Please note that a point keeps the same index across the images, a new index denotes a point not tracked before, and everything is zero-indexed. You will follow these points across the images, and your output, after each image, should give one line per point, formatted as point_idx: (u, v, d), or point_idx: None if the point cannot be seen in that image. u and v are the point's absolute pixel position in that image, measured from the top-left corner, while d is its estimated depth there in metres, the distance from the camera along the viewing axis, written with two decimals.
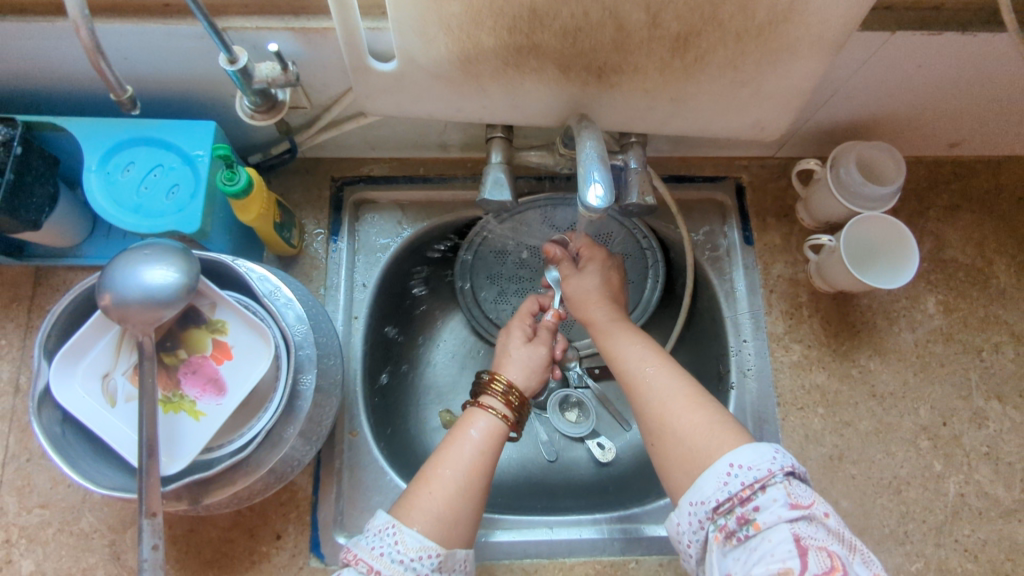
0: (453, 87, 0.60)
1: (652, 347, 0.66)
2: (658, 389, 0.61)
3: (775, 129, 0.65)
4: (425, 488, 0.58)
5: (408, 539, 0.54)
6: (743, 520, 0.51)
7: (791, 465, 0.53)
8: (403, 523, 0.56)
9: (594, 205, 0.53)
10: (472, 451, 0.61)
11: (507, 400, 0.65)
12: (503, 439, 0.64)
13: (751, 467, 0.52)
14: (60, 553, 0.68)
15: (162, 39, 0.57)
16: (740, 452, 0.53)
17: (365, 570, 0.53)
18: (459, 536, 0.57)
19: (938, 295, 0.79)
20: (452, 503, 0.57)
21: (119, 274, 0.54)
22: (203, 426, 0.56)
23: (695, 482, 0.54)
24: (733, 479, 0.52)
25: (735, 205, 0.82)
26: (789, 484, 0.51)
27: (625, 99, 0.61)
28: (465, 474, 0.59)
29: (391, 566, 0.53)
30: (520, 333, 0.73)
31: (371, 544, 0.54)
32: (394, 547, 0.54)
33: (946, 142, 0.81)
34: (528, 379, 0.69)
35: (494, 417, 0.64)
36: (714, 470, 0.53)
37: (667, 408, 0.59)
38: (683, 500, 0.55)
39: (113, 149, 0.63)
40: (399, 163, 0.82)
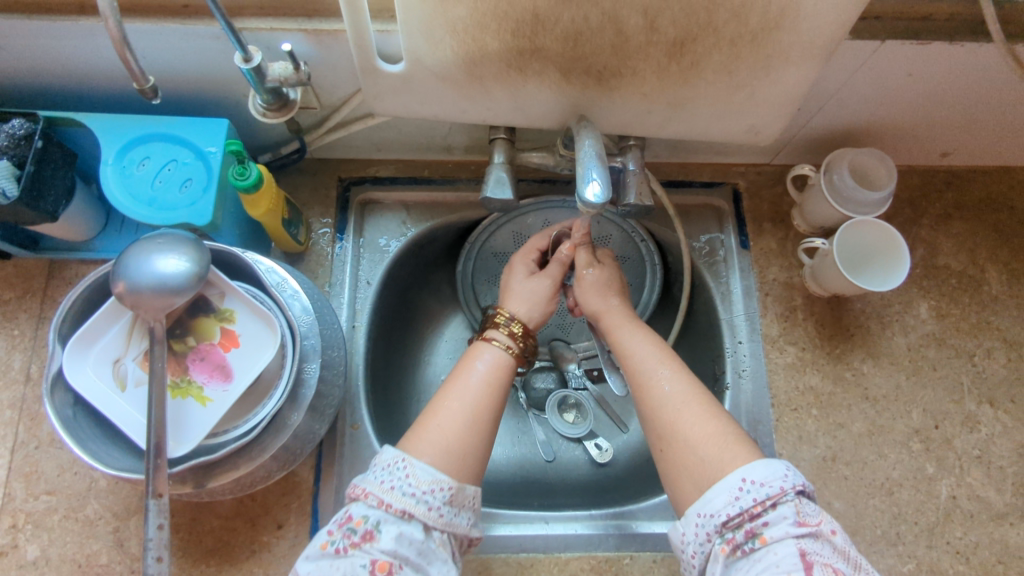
0: (458, 88, 0.63)
1: (664, 349, 0.65)
2: (669, 397, 0.60)
3: (769, 134, 0.67)
4: (432, 421, 0.59)
5: (419, 473, 0.55)
6: (749, 533, 0.51)
7: (802, 484, 0.53)
8: (412, 456, 0.57)
9: (591, 201, 0.55)
10: (477, 383, 0.63)
11: (510, 333, 0.67)
12: (509, 370, 0.65)
13: (764, 484, 0.52)
14: (65, 539, 0.69)
15: (181, 38, 0.59)
16: (753, 467, 0.53)
17: (375, 504, 0.54)
18: (468, 470, 0.58)
19: (930, 301, 0.81)
20: (462, 436, 0.59)
21: (133, 262, 0.56)
22: (210, 411, 0.57)
23: (705, 494, 0.54)
24: (746, 495, 0.52)
25: (732, 210, 0.84)
26: (800, 503, 0.52)
27: (624, 103, 0.63)
28: (472, 405, 0.61)
29: (402, 499, 0.54)
30: (522, 268, 0.74)
31: (380, 478, 0.55)
32: (405, 480, 0.55)
33: (938, 151, 0.83)
34: (533, 312, 0.71)
35: (499, 349, 0.66)
36: (726, 483, 0.53)
37: (680, 415, 0.59)
38: (690, 510, 0.54)
39: (130, 144, 0.66)
40: (404, 165, 0.84)
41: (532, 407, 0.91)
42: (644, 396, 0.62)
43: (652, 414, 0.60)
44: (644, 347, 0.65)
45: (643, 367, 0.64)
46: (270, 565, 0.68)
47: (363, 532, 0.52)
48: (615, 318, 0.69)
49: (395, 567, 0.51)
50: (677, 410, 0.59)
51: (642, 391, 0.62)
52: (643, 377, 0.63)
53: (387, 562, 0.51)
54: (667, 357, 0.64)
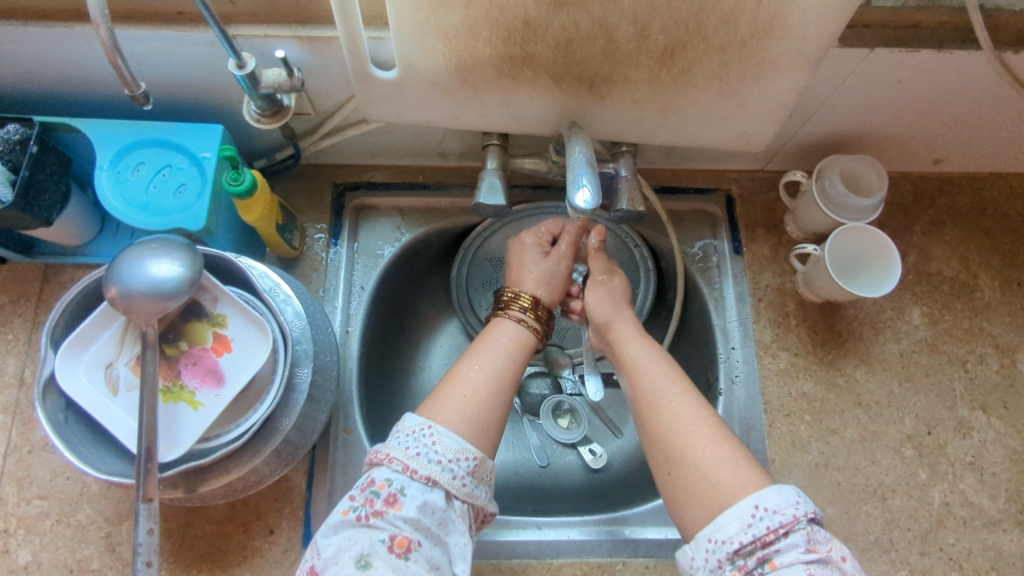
0: (451, 95, 0.63)
1: (674, 368, 0.65)
2: (680, 418, 0.60)
3: (760, 140, 0.68)
4: (458, 389, 0.60)
5: (445, 441, 0.56)
6: (760, 560, 0.50)
7: (813, 512, 0.52)
8: (438, 424, 0.57)
9: (581, 207, 0.55)
10: (502, 354, 0.64)
11: (533, 314, 0.69)
12: (529, 348, 0.67)
13: (777, 511, 0.51)
14: (57, 544, 0.69)
15: (175, 45, 0.60)
16: (765, 493, 0.52)
17: (400, 469, 0.54)
18: (487, 442, 0.59)
19: (923, 307, 0.81)
20: (486, 406, 0.60)
21: (126, 267, 0.57)
22: (201, 416, 0.57)
23: (716, 520, 0.53)
24: (758, 522, 0.51)
25: (725, 216, 0.84)
26: (811, 530, 0.51)
27: (616, 109, 0.64)
28: (495, 377, 0.62)
29: (427, 466, 0.54)
30: (536, 249, 0.75)
31: (404, 445, 0.55)
32: (430, 447, 0.55)
33: (930, 158, 0.83)
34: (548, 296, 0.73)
35: (522, 326, 0.67)
36: (738, 509, 0.52)
37: (690, 437, 0.58)
38: (701, 535, 0.53)
39: (124, 150, 0.66)
40: (399, 171, 0.84)
41: (526, 412, 0.91)
42: (653, 416, 0.61)
43: (659, 434, 0.60)
44: (652, 366, 0.65)
45: (654, 389, 0.63)
46: (262, 571, 0.68)
47: (386, 497, 0.52)
48: (624, 330, 0.70)
49: (414, 542, 0.51)
50: (686, 431, 0.59)
51: (652, 411, 0.61)
52: (653, 398, 0.62)
53: (405, 538, 0.51)
54: (676, 377, 0.63)
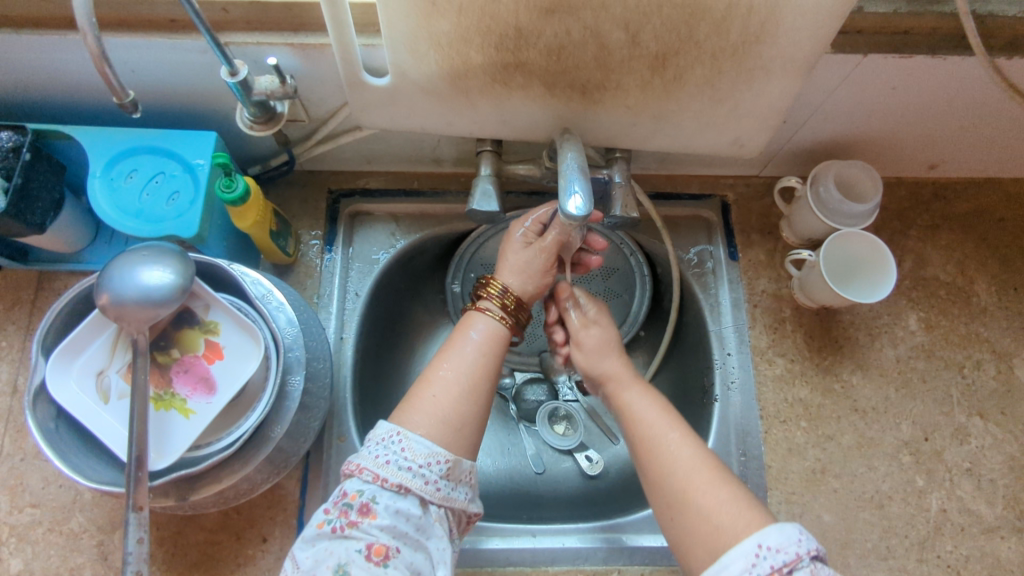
0: (444, 102, 0.63)
1: (670, 413, 0.63)
2: (679, 461, 0.58)
3: (754, 146, 0.68)
4: (427, 391, 0.59)
5: (414, 446, 0.55)
6: None
7: (817, 549, 0.50)
8: (407, 430, 0.56)
9: (573, 213, 0.55)
10: (472, 352, 0.62)
11: (502, 304, 0.65)
12: (503, 342, 0.65)
13: (780, 550, 0.49)
14: (49, 553, 0.69)
15: (169, 52, 0.60)
16: (767, 531, 0.50)
17: (371, 479, 0.53)
18: (466, 444, 0.58)
19: (919, 313, 0.80)
20: (459, 405, 0.59)
21: (117, 274, 0.56)
22: (192, 424, 0.57)
23: (719, 561, 0.51)
24: (763, 561, 0.49)
25: (720, 221, 0.84)
26: (814, 567, 0.49)
27: (609, 116, 0.64)
28: (466, 375, 0.60)
29: (398, 473, 0.54)
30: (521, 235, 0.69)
31: (375, 453, 0.55)
32: (400, 454, 0.54)
33: (925, 163, 0.83)
34: (525, 285, 0.68)
35: (492, 320, 0.65)
36: (742, 550, 0.50)
37: (690, 480, 0.56)
38: None
39: (118, 157, 0.66)
40: (394, 177, 0.84)
41: (523, 419, 0.91)
42: (652, 460, 0.59)
43: (659, 478, 0.58)
44: (651, 409, 0.63)
45: (653, 433, 0.61)
46: None
47: (359, 507, 0.52)
48: (623, 381, 0.67)
49: (392, 549, 0.51)
50: (685, 474, 0.57)
51: (651, 456, 0.59)
52: (651, 443, 0.60)
53: (383, 546, 0.51)
54: (674, 421, 0.62)
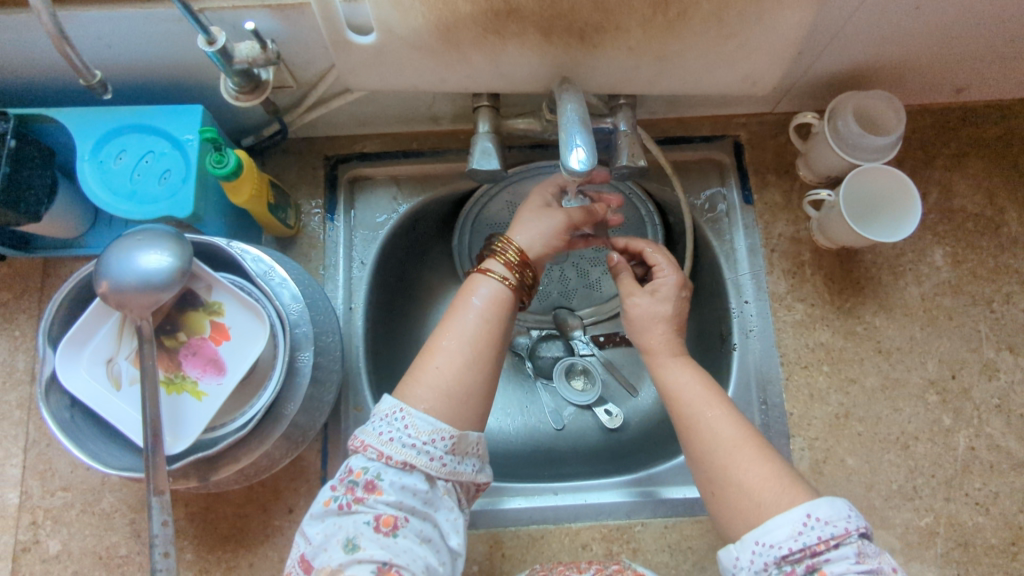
0: (435, 57, 0.60)
1: (714, 389, 0.61)
2: (720, 439, 0.57)
3: (767, 82, 0.64)
4: (430, 362, 0.58)
5: (418, 424, 0.54)
6: (810, 568, 0.48)
7: (865, 527, 0.51)
8: (410, 406, 0.55)
9: (576, 168, 0.52)
10: (475, 319, 0.60)
11: (508, 262, 0.63)
12: (507, 305, 0.62)
13: (829, 522, 0.49)
14: (84, 533, 0.71)
15: (142, 23, 0.56)
16: (818, 504, 0.50)
17: (376, 456, 0.53)
18: (469, 416, 0.57)
19: (946, 247, 0.77)
20: (461, 375, 0.57)
21: (114, 261, 0.55)
22: (206, 406, 0.57)
23: (764, 524, 0.51)
24: (809, 530, 0.49)
25: (734, 163, 0.80)
26: (862, 543, 0.49)
27: (611, 60, 0.60)
28: (469, 342, 0.59)
29: (402, 451, 0.53)
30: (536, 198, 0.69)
31: (378, 430, 0.54)
32: (403, 432, 0.54)
33: (952, 87, 0.78)
34: (534, 243, 0.65)
35: (497, 282, 0.62)
36: (789, 516, 0.50)
37: (733, 460, 0.55)
38: (747, 537, 0.51)
39: (105, 137, 0.64)
40: (391, 139, 0.81)
41: (539, 376, 0.90)
42: (691, 439, 0.58)
43: (700, 456, 0.57)
44: (691, 385, 0.61)
45: (690, 409, 0.59)
46: (285, 549, 0.69)
47: (365, 484, 0.52)
48: (659, 357, 0.64)
49: (400, 519, 0.51)
50: (730, 455, 0.55)
51: (689, 434, 0.58)
52: (690, 420, 0.59)
53: (391, 517, 0.51)
54: (714, 398, 0.60)
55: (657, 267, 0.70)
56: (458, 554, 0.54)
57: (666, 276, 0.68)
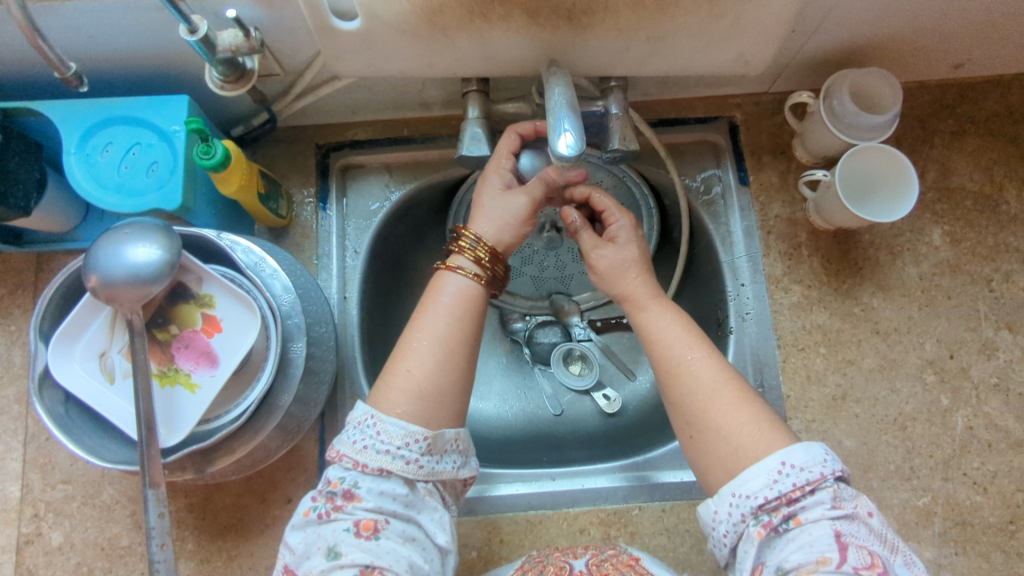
0: (421, 42, 0.59)
1: (694, 331, 0.60)
2: (700, 382, 0.56)
3: (760, 61, 0.63)
4: (402, 364, 0.57)
5: (390, 428, 0.54)
6: (786, 516, 0.49)
7: (841, 470, 0.50)
8: (382, 411, 0.55)
9: (564, 153, 0.52)
10: (444, 318, 0.59)
11: (476, 259, 0.61)
12: (478, 301, 0.61)
13: (804, 469, 0.49)
14: (86, 525, 0.71)
15: (122, 13, 0.55)
16: (792, 451, 0.50)
17: (351, 465, 0.53)
18: (446, 414, 0.57)
19: (944, 226, 0.76)
20: (435, 378, 0.57)
21: (103, 254, 0.55)
22: (200, 398, 0.57)
23: (741, 474, 0.51)
24: (784, 478, 0.49)
25: (729, 144, 0.79)
26: (837, 487, 0.49)
27: (600, 42, 0.59)
28: (441, 343, 0.58)
29: (377, 458, 0.53)
30: (497, 179, 0.65)
31: (352, 439, 0.54)
32: (376, 438, 0.53)
33: (951, 63, 0.76)
34: (502, 234, 0.63)
35: (465, 278, 0.61)
36: (764, 465, 0.50)
37: (712, 402, 0.55)
38: (724, 489, 0.51)
39: (91, 129, 0.63)
40: (382, 126, 0.80)
41: (537, 362, 0.90)
42: (675, 382, 0.57)
43: (677, 398, 0.57)
44: None
45: (670, 352, 0.58)
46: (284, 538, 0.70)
47: (343, 493, 0.52)
48: (638, 300, 0.63)
49: (380, 521, 0.52)
50: (710, 399, 0.55)
51: (672, 378, 0.57)
52: (671, 365, 0.58)
53: (371, 520, 0.51)
54: (694, 340, 0.59)
55: (606, 213, 0.67)
56: (448, 550, 0.55)
57: (619, 220, 0.67)
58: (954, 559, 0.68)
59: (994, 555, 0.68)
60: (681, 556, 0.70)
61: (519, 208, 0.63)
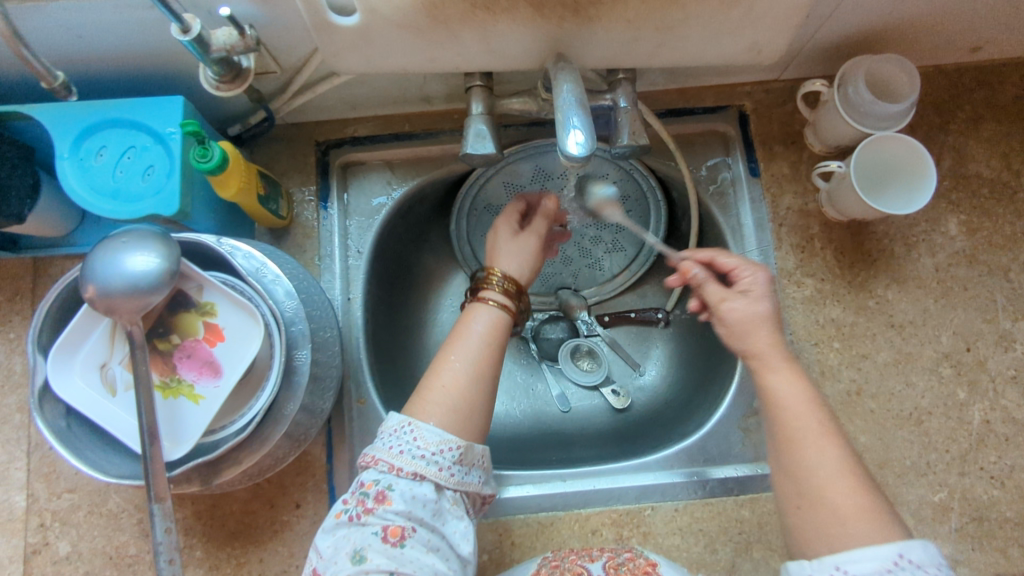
0: (423, 36, 0.57)
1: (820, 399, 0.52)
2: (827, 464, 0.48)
3: (772, 51, 0.61)
4: (435, 381, 0.57)
5: (426, 435, 0.54)
6: None
7: None
8: (418, 419, 0.55)
9: (574, 152, 0.50)
10: (477, 343, 0.60)
11: (504, 291, 0.65)
12: (506, 329, 0.63)
13: (920, 567, 0.44)
14: (93, 533, 0.70)
15: (112, 12, 0.53)
16: (911, 545, 0.45)
17: (386, 469, 0.53)
18: (474, 427, 0.57)
19: (960, 216, 0.74)
20: (466, 394, 0.57)
21: (99, 264, 0.53)
22: (203, 409, 0.56)
23: (847, 550, 0.46)
24: (899, 571, 0.44)
25: (739, 134, 0.77)
26: None
27: (607, 33, 0.57)
28: (473, 364, 0.59)
29: (412, 462, 0.53)
30: (507, 229, 0.72)
31: (388, 444, 0.54)
32: (412, 443, 0.53)
33: (968, 46, 0.74)
34: (523, 268, 0.69)
35: (496, 309, 0.63)
36: (879, 551, 0.45)
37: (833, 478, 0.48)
38: (825, 560, 0.46)
39: (83, 133, 0.61)
40: (383, 122, 0.78)
41: (544, 358, 0.88)
42: (793, 456, 0.50)
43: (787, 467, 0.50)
44: None
45: (797, 424, 0.51)
46: (294, 543, 0.69)
47: (376, 495, 0.51)
48: (770, 360, 0.53)
49: (408, 530, 0.50)
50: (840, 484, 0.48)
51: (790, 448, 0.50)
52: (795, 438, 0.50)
53: (399, 527, 0.50)
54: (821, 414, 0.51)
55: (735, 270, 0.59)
56: (469, 562, 0.54)
57: (752, 274, 0.58)
58: (971, 555, 0.67)
59: (1011, 550, 0.67)
60: (695, 556, 0.69)
61: (532, 247, 0.70)
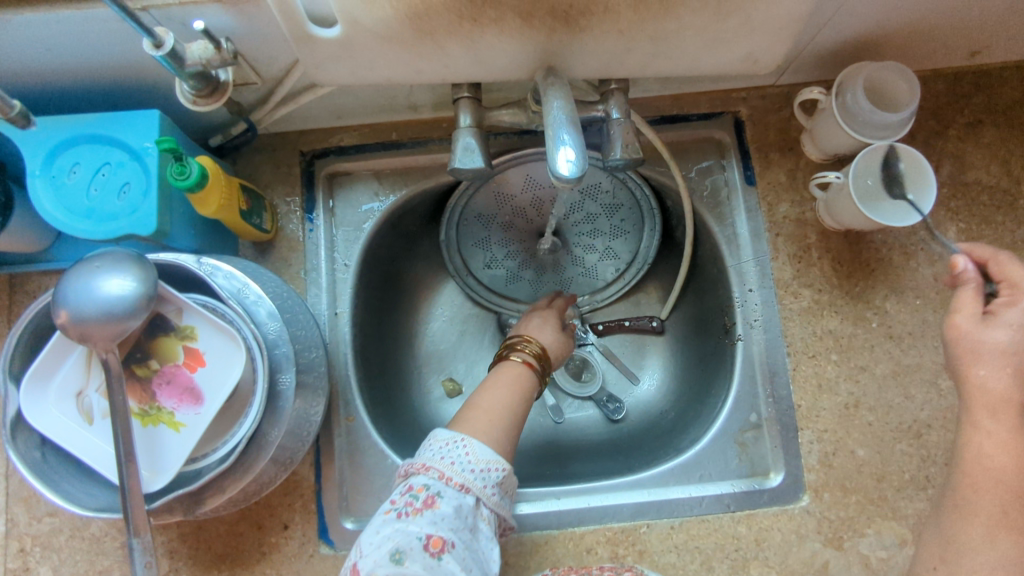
0: (408, 48, 0.55)
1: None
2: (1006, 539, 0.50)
3: (770, 59, 0.59)
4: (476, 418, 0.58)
5: (477, 451, 0.54)
6: None
7: None
8: (471, 437, 0.55)
9: (565, 173, 0.48)
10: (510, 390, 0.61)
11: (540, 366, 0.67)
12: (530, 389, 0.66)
13: None
14: (75, 558, 0.69)
15: (82, 26, 0.51)
16: None
17: (437, 476, 0.52)
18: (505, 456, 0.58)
19: (959, 224, 0.73)
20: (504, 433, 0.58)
21: (71, 291, 0.51)
22: (184, 438, 0.54)
23: None
24: None
25: (735, 141, 0.76)
26: None
27: (599, 44, 0.55)
28: (511, 408, 0.60)
29: (461, 474, 0.53)
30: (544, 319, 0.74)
31: (439, 454, 0.54)
32: (464, 457, 0.54)
33: (967, 50, 0.72)
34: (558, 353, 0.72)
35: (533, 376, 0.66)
36: None
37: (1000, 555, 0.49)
38: None
39: (56, 150, 0.59)
40: (370, 130, 0.76)
41: None
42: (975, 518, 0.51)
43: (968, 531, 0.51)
44: None
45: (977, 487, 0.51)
46: (282, 566, 0.67)
47: (425, 499, 0.51)
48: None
49: (448, 543, 0.48)
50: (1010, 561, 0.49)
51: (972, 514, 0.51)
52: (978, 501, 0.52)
53: (441, 538, 0.48)
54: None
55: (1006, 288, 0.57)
56: None
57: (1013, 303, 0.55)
58: None
59: None
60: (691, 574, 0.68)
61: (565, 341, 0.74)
